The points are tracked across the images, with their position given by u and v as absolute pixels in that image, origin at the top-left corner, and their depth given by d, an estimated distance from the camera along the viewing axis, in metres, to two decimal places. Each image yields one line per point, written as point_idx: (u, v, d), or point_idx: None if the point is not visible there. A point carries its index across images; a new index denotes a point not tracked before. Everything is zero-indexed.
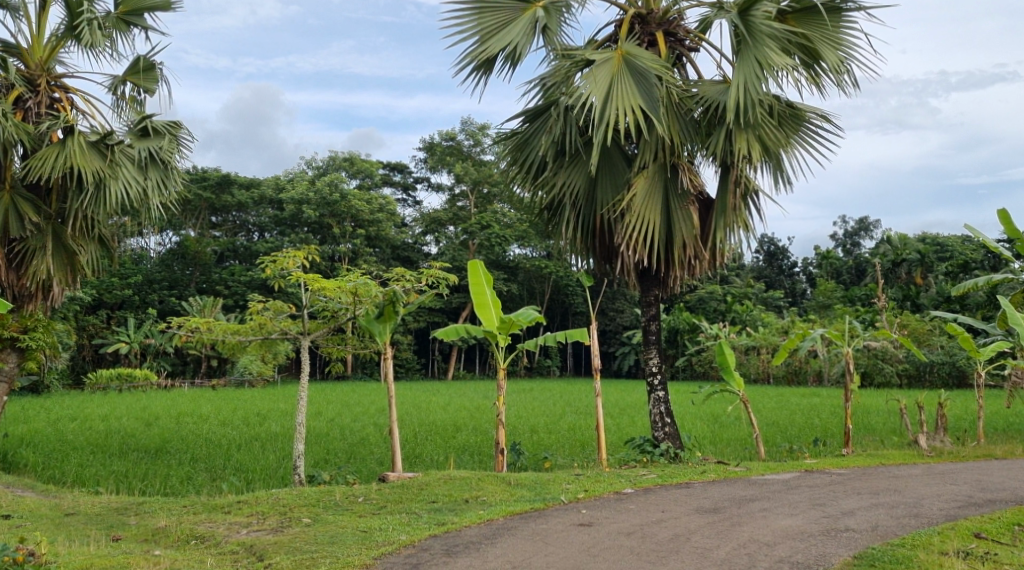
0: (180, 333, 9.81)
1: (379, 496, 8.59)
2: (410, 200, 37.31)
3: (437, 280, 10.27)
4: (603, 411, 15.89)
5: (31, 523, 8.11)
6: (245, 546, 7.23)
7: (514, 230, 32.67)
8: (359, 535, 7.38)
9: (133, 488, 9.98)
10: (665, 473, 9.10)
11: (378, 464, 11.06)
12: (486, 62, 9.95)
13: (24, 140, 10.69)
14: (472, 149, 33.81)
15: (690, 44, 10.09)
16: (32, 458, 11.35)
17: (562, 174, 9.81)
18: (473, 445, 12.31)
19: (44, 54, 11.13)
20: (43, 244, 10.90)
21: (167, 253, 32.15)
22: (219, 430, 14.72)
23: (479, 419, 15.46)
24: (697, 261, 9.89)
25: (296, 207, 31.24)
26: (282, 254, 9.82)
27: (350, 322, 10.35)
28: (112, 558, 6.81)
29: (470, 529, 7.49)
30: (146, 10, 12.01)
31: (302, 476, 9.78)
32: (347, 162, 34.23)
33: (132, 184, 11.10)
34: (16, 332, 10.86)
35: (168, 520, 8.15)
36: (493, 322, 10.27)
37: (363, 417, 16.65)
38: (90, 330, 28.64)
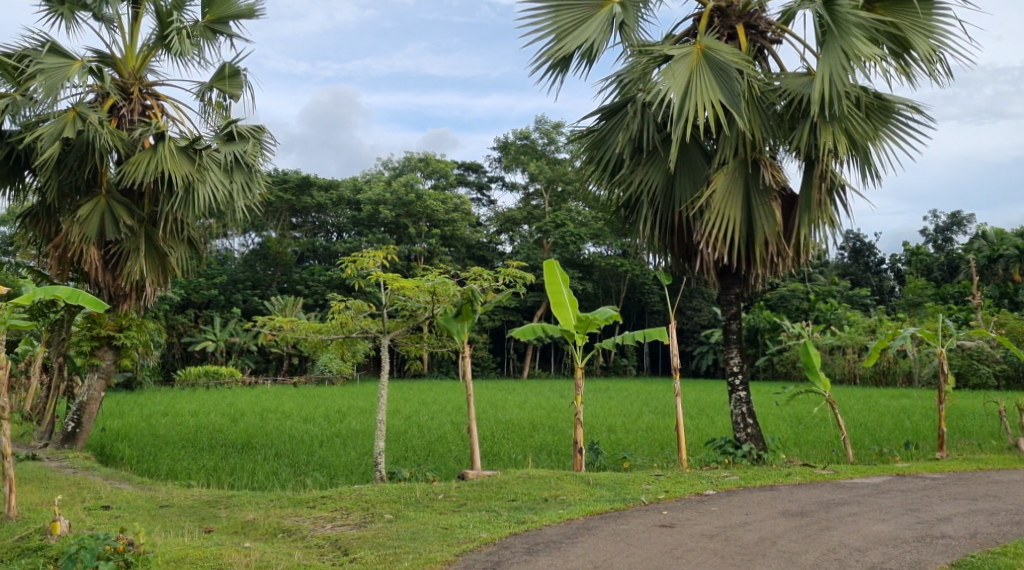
0: (264, 331, 10.04)
1: (458, 493, 8.67)
2: (484, 200, 37.52)
3: (513, 279, 10.26)
4: (683, 412, 15.63)
5: (128, 514, 8.41)
6: (329, 540, 7.37)
7: (589, 229, 32.50)
8: (440, 532, 7.43)
9: (222, 482, 10.26)
10: (748, 475, 8.93)
11: (456, 462, 11.12)
12: (561, 60, 9.93)
13: (118, 147, 11.12)
14: (546, 148, 33.86)
15: (772, 36, 9.88)
16: (128, 451, 11.82)
17: (639, 171, 9.73)
18: (550, 444, 12.28)
19: (137, 64, 11.59)
20: (136, 246, 11.33)
21: (250, 254, 33.13)
22: (301, 427, 15.04)
23: (556, 419, 15.44)
24: (779, 259, 9.66)
25: (373, 208, 31.86)
26: (361, 254, 9.98)
27: (429, 320, 10.45)
28: (205, 550, 6.99)
29: (551, 528, 7.48)
30: (231, 19, 12.36)
31: (382, 473, 9.91)
32: (422, 163, 34.63)
33: (219, 187, 11.42)
34: (112, 331, 11.83)
35: (256, 513, 8.37)
36: (569, 321, 10.26)
37: (440, 414, 16.84)
38: (179, 329, 29.80)
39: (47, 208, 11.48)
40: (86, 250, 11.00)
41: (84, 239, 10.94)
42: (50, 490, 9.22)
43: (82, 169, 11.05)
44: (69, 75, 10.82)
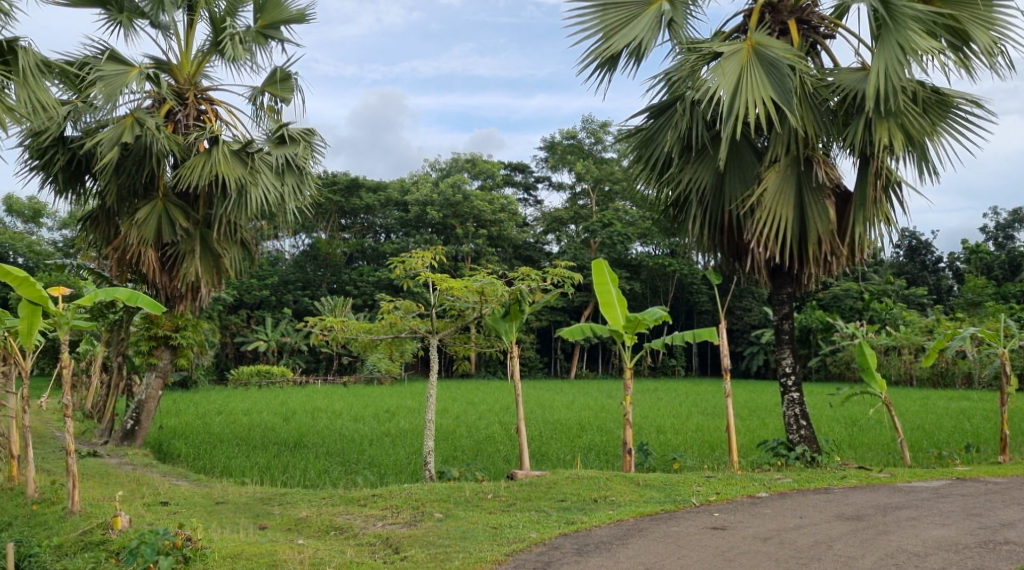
0: (315, 331, 10.16)
1: (508, 493, 8.69)
2: (531, 200, 37.54)
3: (561, 280, 10.24)
4: (732, 413, 15.46)
5: (186, 510, 8.58)
6: (380, 538, 7.43)
7: (637, 228, 32.30)
8: (490, 531, 7.46)
9: (275, 479, 10.42)
10: (802, 478, 8.80)
11: (505, 462, 11.15)
12: (609, 59, 9.88)
13: (174, 151, 11.34)
14: (593, 147, 33.77)
15: (825, 31, 9.72)
16: (184, 449, 12.08)
17: (688, 170, 9.65)
18: (599, 445, 12.25)
19: (192, 69, 11.82)
20: (192, 248, 11.57)
21: (301, 255, 33.63)
22: (350, 426, 15.21)
23: (604, 419, 15.38)
24: (834, 258, 9.50)
25: (421, 209, 32.15)
26: (410, 255, 10.05)
27: (478, 320, 10.49)
28: (259, 546, 7.10)
29: (601, 529, 7.45)
30: (282, 24, 12.54)
31: (432, 472, 9.97)
32: (469, 163, 34.80)
33: (271, 190, 11.60)
34: (169, 331, 12.16)
35: (308, 511, 8.48)
36: (618, 321, 10.21)
37: (487, 414, 16.91)
38: (232, 329, 30.45)
39: (106, 211, 11.75)
40: (144, 252, 11.26)
41: (143, 242, 11.22)
42: (112, 486, 9.45)
43: (140, 174, 11.30)
44: (127, 82, 11.06)
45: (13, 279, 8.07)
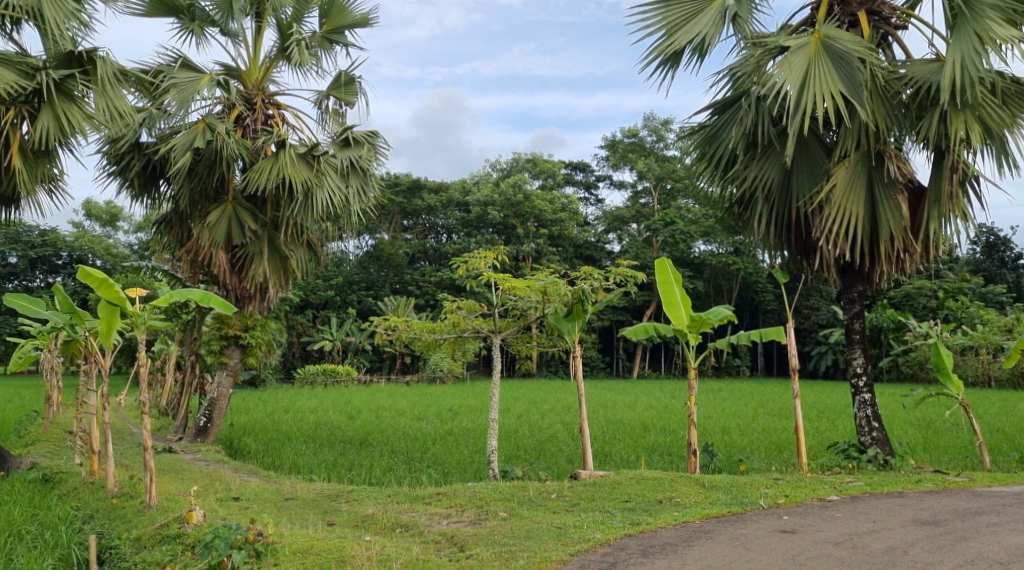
0: (379, 331, 10.28)
1: (571, 493, 8.67)
2: (592, 199, 37.41)
3: (624, 279, 10.16)
4: (800, 414, 15.20)
5: (257, 506, 8.76)
6: (445, 536, 7.49)
7: (700, 227, 31.89)
8: (555, 531, 7.45)
9: (341, 476, 10.59)
10: (874, 482, 8.59)
11: (568, 462, 11.14)
12: (672, 55, 9.77)
13: (243, 155, 11.59)
14: (654, 145, 33.44)
15: (896, 22, 9.47)
16: (254, 445, 12.35)
17: (754, 167, 9.49)
18: (663, 445, 12.14)
19: (260, 75, 12.07)
20: (260, 249, 11.83)
21: (364, 256, 34.11)
22: (414, 425, 15.36)
23: (668, 420, 15.23)
24: (907, 255, 9.25)
25: (482, 209, 32.35)
26: (472, 255, 10.09)
27: (540, 320, 10.49)
28: (328, 541, 7.21)
29: (666, 531, 7.38)
30: (346, 28, 12.73)
31: (495, 471, 10.01)
32: (530, 163, 34.85)
33: (336, 192, 11.78)
34: (239, 331, 12.47)
35: (375, 509, 8.58)
36: (681, 320, 10.12)
37: (550, 413, 16.93)
38: (298, 329, 31.09)
39: (179, 214, 12.09)
40: (215, 254, 11.55)
41: (213, 244, 11.51)
42: (186, 481, 9.72)
43: (211, 177, 11.58)
44: (199, 89, 11.34)
45: (93, 280, 8.36)
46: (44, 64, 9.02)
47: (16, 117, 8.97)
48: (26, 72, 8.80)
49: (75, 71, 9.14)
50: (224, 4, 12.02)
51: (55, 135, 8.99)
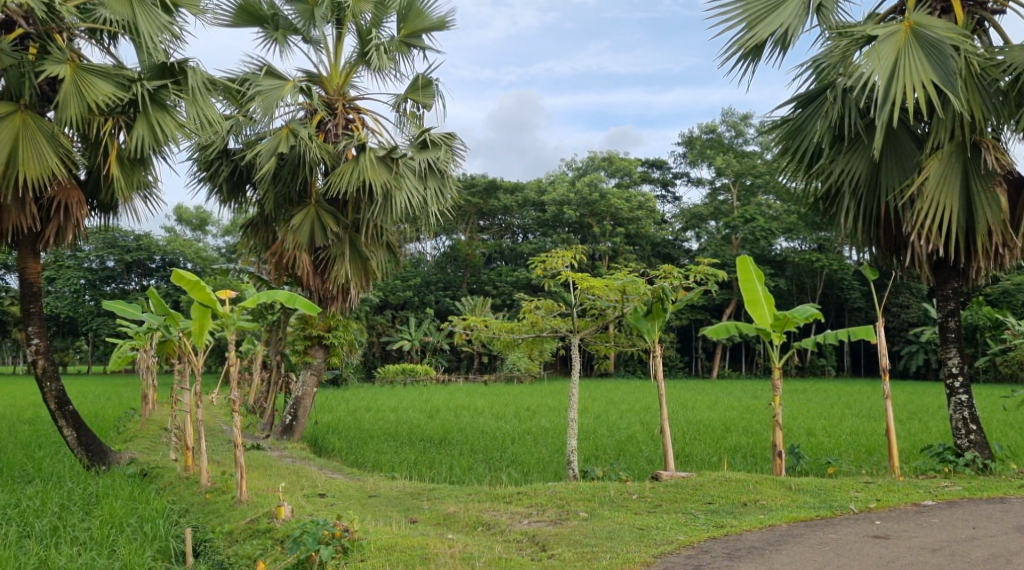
0: (458, 331, 10.35)
1: (653, 494, 8.56)
2: (669, 196, 37.00)
3: (705, 277, 9.98)
4: (890, 415, 14.74)
5: (342, 502, 8.92)
6: (527, 535, 7.51)
7: (782, 223, 31.16)
8: (637, 532, 7.38)
9: (423, 475, 10.70)
10: (973, 486, 8.27)
11: (648, 463, 11.04)
12: (754, 48, 9.58)
13: (325, 159, 11.83)
14: (733, 140, 33.06)
15: (993, 6, 9.11)
16: (337, 443, 12.60)
17: (840, 161, 9.23)
18: (746, 447, 11.92)
19: (340, 80, 12.32)
20: (342, 251, 12.04)
21: (441, 256, 34.45)
22: (493, 424, 15.41)
23: (750, 420, 14.95)
24: (1005, 250, 8.88)
25: (558, 208, 32.31)
26: (551, 255, 10.06)
27: (619, 319, 10.41)
28: (412, 539, 7.29)
29: (752, 534, 7.25)
30: (424, 32, 12.87)
31: (575, 471, 9.97)
32: (606, 162, 34.67)
33: (414, 194, 11.94)
34: (322, 331, 12.76)
35: (456, 507, 8.65)
36: (765, 320, 9.90)
37: (629, 414, 16.81)
38: (378, 329, 31.60)
39: (265, 218, 12.40)
40: (299, 256, 11.80)
41: (298, 246, 11.76)
42: (274, 477, 9.97)
43: (295, 181, 11.83)
44: (283, 95, 11.62)
45: (186, 283, 8.62)
46: (139, 76, 9.36)
47: (113, 126, 9.34)
48: (122, 83, 9.15)
49: (168, 82, 9.46)
50: (307, 12, 12.33)
51: (150, 143, 9.34)
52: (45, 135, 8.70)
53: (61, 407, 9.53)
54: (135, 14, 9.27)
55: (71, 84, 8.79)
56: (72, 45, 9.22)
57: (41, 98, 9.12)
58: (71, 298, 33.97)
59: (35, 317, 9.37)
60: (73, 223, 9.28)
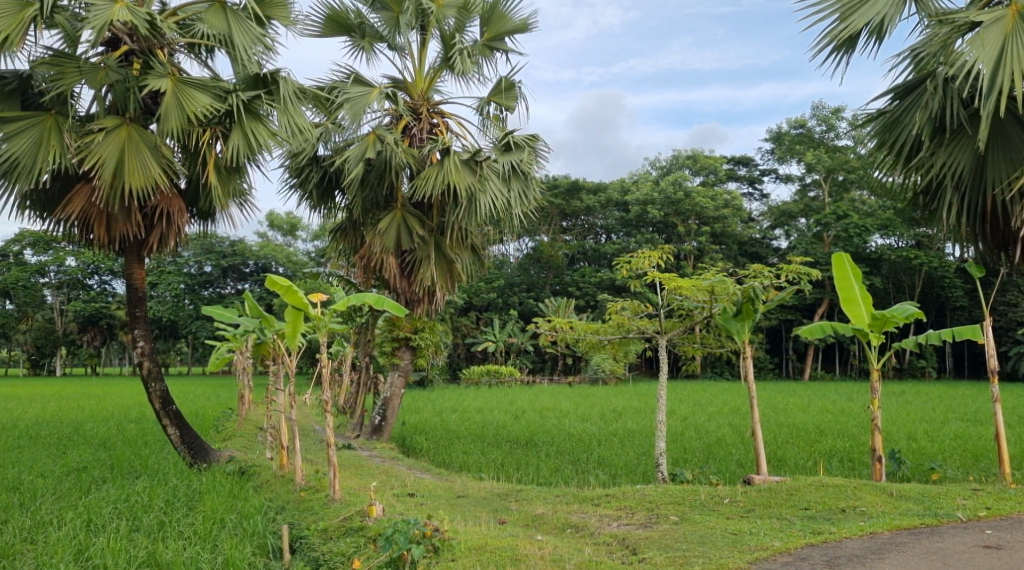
0: (544, 333, 10.37)
1: (745, 499, 8.37)
2: (756, 194, 36.23)
3: (798, 276, 9.70)
4: (997, 420, 14.08)
5: (432, 502, 9.01)
6: (617, 538, 7.43)
7: (877, 219, 30.10)
8: (730, 537, 7.25)
9: (510, 475, 10.72)
10: None
11: (740, 466, 10.83)
12: (847, 40, 9.17)
13: (411, 163, 11.99)
14: (824, 135, 32.02)
15: None
16: (424, 444, 12.77)
17: (942, 153, 8.86)
18: (842, 451, 11.57)
19: (425, 85, 12.46)
20: (427, 254, 12.17)
21: (524, 258, 34.53)
22: (579, 426, 15.31)
23: (846, 423, 14.50)
24: None
25: (642, 208, 32.00)
26: (636, 255, 9.94)
27: (707, 320, 10.24)
28: (502, 540, 7.31)
29: (852, 541, 7.03)
30: (506, 35, 12.90)
31: (665, 474, 9.83)
32: (691, 160, 34.13)
33: (498, 196, 11.97)
34: (409, 332, 12.93)
35: (545, 508, 8.64)
36: (863, 319, 9.58)
37: (718, 416, 16.53)
38: (463, 330, 31.87)
39: (353, 222, 12.64)
40: (386, 259, 11.99)
41: (385, 250, 11.94)
42: (366, 477, 10.15)
43: (382, 186, 12.02)
44: (370, 102, 11.81)
45: (279, 287, 8.84)
46: (234, 87, 9.68)
47: (211, 137, 9.64)
48: (219, 95, 9.46)
49: (261, 91, 9.75)
50: (392, 20, 12.51)
51: (245, 152, 9.61)
52: (148, 146, 9.05)
53: (166, 406, 9.90)
54: (230, 28, 9.67)
55: (172, 97, 9.12)
56: (172, 60, 9.59)
57: (145, 111, 9.49)
58: (172, 303, 35.48)
59: (140, 320, 9.73)
60: (174, 230, 9.62)
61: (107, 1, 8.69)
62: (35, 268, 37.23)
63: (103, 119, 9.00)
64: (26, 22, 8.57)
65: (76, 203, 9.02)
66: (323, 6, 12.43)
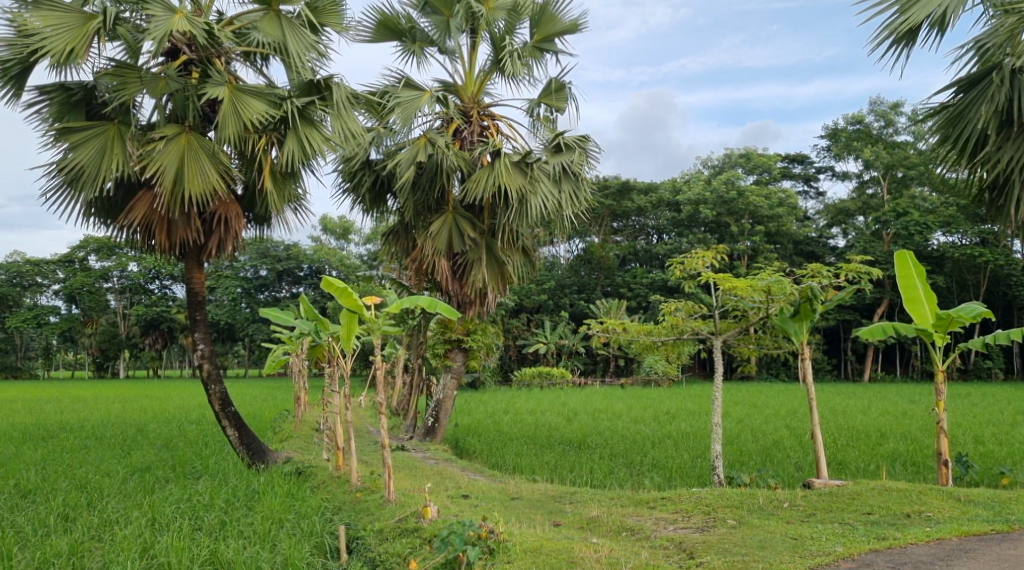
0: (598, 335, 10.33)
1: (806, 502, 8.21)
2: (812, 192, 35.60)
3: (859, 276, 9.48)
4: None
5: (486, 504, 9.02)
6: (674, 542, 7.34)
7: (939, 216, 29.25)
8: (790, 542, 7.12)
9: (564, 478, 10.68)
10: None
11: (799, 470, 10.63)
12: (907, 32, 8.86)
13: (462, 166, 12.03)
14: (883, 131, 31.33)
15: None
16: (477, 445, 12.80)
17: (1008, 148, 8.59)
18: (905, 454, 11.29)
19: (475, 88, 12.50)
20: (479, 256, 12.19)
21: (575, 259, 34.43)
22: (633, 428, 15.20)
23: (908, 426, 14.13)
24: None
25: (693, 208, 31.70)
26: (690, 256, 9.81)
27: (765, 321, 10.03)
28: (557, 542, 7.29)
29: (918, 548, 6.85)
30: (556, 36, 12.87)
31: (721, 477, 9.67)
32: (744, 159, 33.67)
33: (549, 198, 11.95)
34: (461, 335, 13.00)
35: (600, 511, 8.59)
36: (926, 320, 9.34)
37: (774, 418, 16.26)
38: (514, 332, 31.87)
39: (405, 226, 12.72)
40: (438, 262, 12.03)
41: (436, 252, 11.98)
42: (421, 478, 10.18)
43: (433, 189, 12.04)
44: (421, 105, 11.88)
45: (334, 289, 8.93)
46: (289, 93, 9.80)
47: (267, 143, 9.78)
48: (274, 101, 9.59)
49: (315, 97, 9.85)
50: (442, 24, 12.63)
51: (300, 158, 9.74)
52: (207, 153, 9.22)
53: (225, 408, 10.06)
54: (285, 35, 9.79)
55: (229, 104, 9.26)
56: (229, 68, 9.72)
57: (203, 119, 9.68)
58: (230, 306, 36.23)
59: (200, 324, 9.91)
60: (232, 235, 9.76)
61: (167, 12, 8.89)
62: (99, 273, 38.27)
63: (164, 127, 9.19)
64: (90, 35, 8.80)
65: (138, 210, 9.22)
66: (375, 11, 12.52)
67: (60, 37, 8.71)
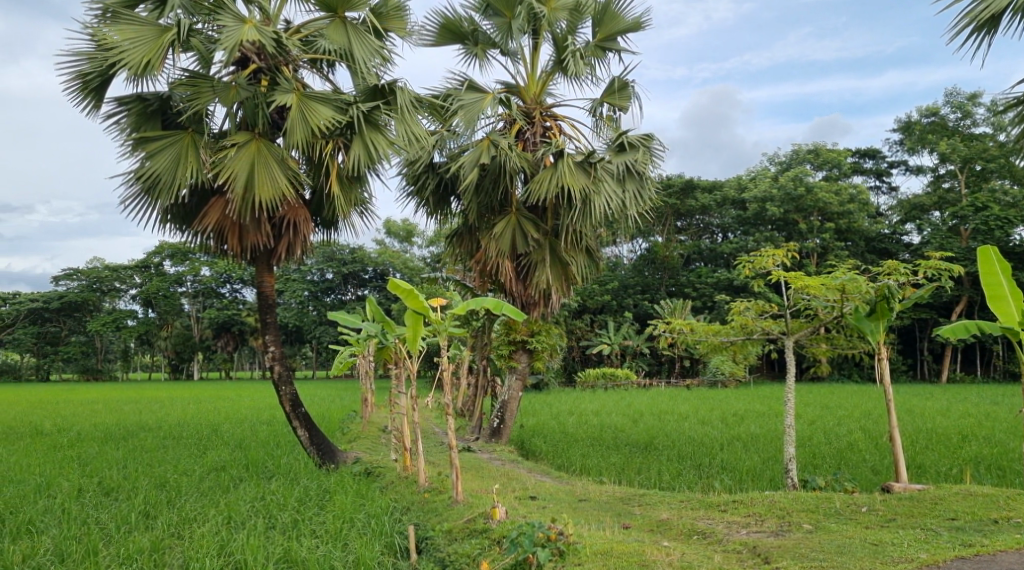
0: (665, 336, 10.20)
1: (885, 507, 7.94)
2: (884, 187, 34.69)
3: (938, 273, 9.15)
4: None
5: (554, 506, 8.95)
6: (747, 546, 7.19)
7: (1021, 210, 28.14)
8: (870, 547, 6.90)
9: (632, 480, 10.56)
10: None
11: (875, 473, 10.33)
12: (989, 20, 8.49)
13: (525, 167, 12.00)
14: (960, 123, 30.34)
15: None
16: (544, 446, 12.74)
17: None
18: (988, 458, 10.88)
19: (537, 89, 12.45)
20: (543, 257, 12.14)
21: (639, 259, 34.15)
22: (700, 429, 14.99)
23: (990, 429, 13.63)
24: None
25: (760, 206, 31.14)
26: (758, 254, 9.58)
27: (838, 321, 9.75)
28: (627, 545, 7.17)
29: (1008, 556, 6.57)
30: (619, 34, 12.74)
31: (795, 480, 9.43)
32: (812, 155, 32.88)
33: (613, 198, 11.82)
34: (526, 336, 12.96)
35: (670, 513, 8.48)
36: (1012, 318, 8.97)
37: (848, 420, 15.85)
38: (577, 333, 31.68)
39: (469, 228, 12.74)
40: (502, 264, 12.05)
41: (500, 254, 12.00)
42: (488, 479, 10.18)
43: (496, 191, 12.03)
44: (484, 107, 11.90)
45: (401, 291, 8.96)
46: (354, 99, 9.92)
47: (333, 148, 9.88)
48: (340, 107, 9.71)
49: (379, 102, 9.91)
50: (504, 25, 12.56)
51: (365, 161, 9.82)
52: (276, 158, 9.36)
53: (295, 409, 10.21)
54: (350, 41, 9.95)
55: (297, 111, 9.41)
56: (296, 76, 9.85)
57: (272, 126, 9.83)
58: (297, 309, 36.88)
59: (271, 327, 10.06)
60: (301, 239, 9.89)
61: (236, 22, 9.04)
62: (174, 278, 39.26)
63: (235, 134, 9.35)
64: (165, 46, 8.99)
65: (211, 216, 9.41)
66: (437, 14, 12.57)
67: (136, 51, 8.93)
